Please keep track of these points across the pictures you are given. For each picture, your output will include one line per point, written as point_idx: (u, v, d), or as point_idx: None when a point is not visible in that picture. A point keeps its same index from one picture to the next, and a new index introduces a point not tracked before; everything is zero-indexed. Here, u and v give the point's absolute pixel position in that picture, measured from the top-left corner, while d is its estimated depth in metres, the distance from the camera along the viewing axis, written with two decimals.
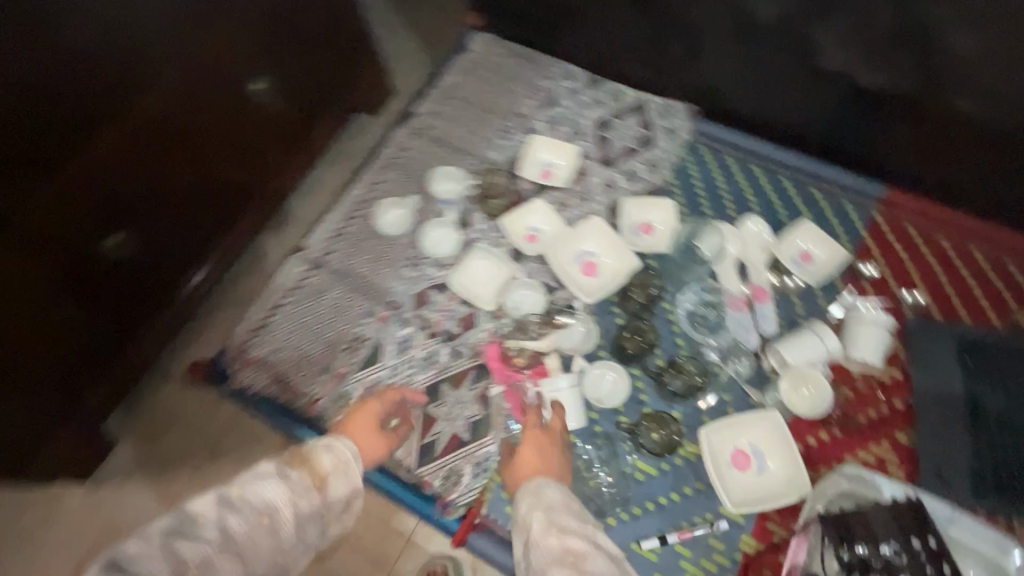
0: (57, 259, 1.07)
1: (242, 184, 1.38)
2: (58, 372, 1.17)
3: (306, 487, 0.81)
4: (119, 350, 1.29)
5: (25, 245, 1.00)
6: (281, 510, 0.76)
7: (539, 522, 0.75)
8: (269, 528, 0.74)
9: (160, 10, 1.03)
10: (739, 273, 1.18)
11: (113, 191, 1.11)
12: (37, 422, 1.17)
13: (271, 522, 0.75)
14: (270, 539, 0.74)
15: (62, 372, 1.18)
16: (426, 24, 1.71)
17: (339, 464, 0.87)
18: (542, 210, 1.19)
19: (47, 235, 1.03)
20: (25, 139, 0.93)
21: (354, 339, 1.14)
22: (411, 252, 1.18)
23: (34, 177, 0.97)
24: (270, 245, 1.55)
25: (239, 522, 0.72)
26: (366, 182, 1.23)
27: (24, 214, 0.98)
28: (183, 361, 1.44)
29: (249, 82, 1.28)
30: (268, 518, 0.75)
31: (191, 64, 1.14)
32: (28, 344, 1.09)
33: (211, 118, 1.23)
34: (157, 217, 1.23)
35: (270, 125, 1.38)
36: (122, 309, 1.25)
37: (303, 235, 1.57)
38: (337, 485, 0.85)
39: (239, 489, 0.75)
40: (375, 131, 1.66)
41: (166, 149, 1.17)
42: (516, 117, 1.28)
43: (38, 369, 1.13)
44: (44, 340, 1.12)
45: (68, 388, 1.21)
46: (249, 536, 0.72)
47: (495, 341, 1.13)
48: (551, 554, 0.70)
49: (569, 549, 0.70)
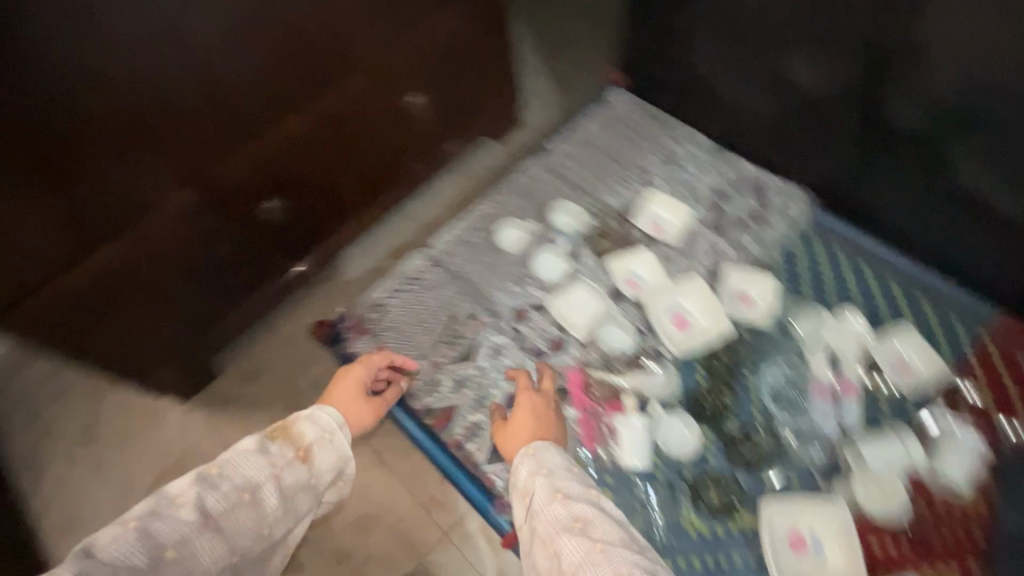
0: (227, 209, 1.27)
1: (381, 178, 1.57)
2: (198, 304, 1.37)
3: (287, 456, 0.93)
4: (245, 297, 1.48)
5: (210, 193, 1.21)
6: (259, 480, 0.89)
7: (544, 490, 0.93)
8: (252, 498, 0.88)
9: (361, 27, 1.23)
10: (829, 362, 1.19)
11: (283, 164, 1.31)
12: (171, 341, 1.36)
13: (254, 493, 0.88)
14: (251, 510, 0.87)
15: (200, 304, 1.37)
16: (564, 70, 1.87)
17: (320, 430, 0.99)
18: (646, 259, 1.26)
19: (226, 189, 1.24)
20: (236, 110, 1.14)
21: (453, 335, 1.26)
22: (517, 270, 1.29)
23: (233, 141, 1.17)
24: (385, 236, 1.72)
25: (216, 500, 0.85)
26: (492, 200, 1.36)
27: (217, 169, 1.19)
28: (291, 319, 1.62)
29: (409, 95, 1.47)
30: (249, 492, 0.88)
31: (370, 73, 1.33)
32: (185, 274, 1.29)
33: (372, 119, 1.42)
34: (308, 194, 1.42)
35: (414, 134, 1.56)
36: (258, 263, 1.44)
37: (414, 233, 1.73)
38: (322, 454, 0.97)
39: (215, 467, 0.88)
40: (497, 155, 1.82)
41: (331, 136, 1.36)
42: (638, 170, 1.37)
43: (186, 297, 1.33)
44: (197, 275, 1.32)
45: (200, 319, 1.40)
46: (230, 509, 0.85)
47: (579, 368, 1.21)
48: (562, 522, 0.88)
49: (576, 517, 0.88)
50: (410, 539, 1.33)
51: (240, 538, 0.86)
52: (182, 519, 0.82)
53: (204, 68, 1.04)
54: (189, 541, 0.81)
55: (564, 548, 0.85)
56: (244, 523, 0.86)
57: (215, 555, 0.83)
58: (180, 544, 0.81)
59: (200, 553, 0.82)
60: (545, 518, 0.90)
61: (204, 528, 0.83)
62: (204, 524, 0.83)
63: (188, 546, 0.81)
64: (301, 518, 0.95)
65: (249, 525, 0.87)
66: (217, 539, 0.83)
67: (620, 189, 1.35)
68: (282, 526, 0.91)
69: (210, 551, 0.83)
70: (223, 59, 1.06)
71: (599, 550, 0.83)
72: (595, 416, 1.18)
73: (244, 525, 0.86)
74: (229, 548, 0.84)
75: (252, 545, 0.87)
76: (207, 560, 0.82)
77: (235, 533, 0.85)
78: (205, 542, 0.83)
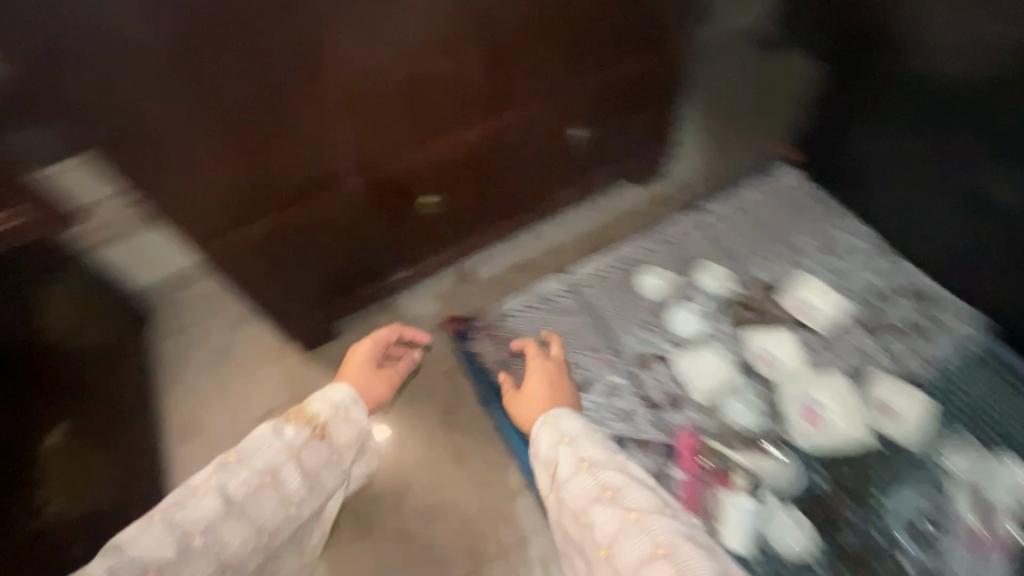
0: (392, 196, 1.40)
1: (529, 199, 1.67)
2: (341, 272, 1.51)
3: (303, 437, 1.06)
4: (379, 276, 1.60)
5: (384, 180, 1.34)
6: (278, 464, 1.01)
7: (569, 459, 1.02)
8: (273, 481, 1.00)
9: (555, 62, 1.33)
10: (978, 508, 1.08)
11: (451, 168, 1.42)
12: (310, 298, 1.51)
13: (275, 476, 1.00)
14: (271, 492, 0.99)
15: (343, 272, 1.51)
16: (721, 134, 1.89)
17: (332, 407, 1.15)
18: (788, 341, 1.24)
19: (399, 179, 1.37)
20: (432, 114, 1.26)
21: (571, 363, 1.28)
22: (648, 316, 1.30)
23: (420, 140, 1.30)
24: (512, 251, 1.80)
25: (238, 488, 0.96)
26: (635, 245, 1.39)
27: (398, 160, 1.32)
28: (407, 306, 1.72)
29: (575, 129, 1.55)
30: (270, 476, 1.00)
31: (549, 103, 1.43)
32: (341, 244, 1.43)
33: (536, 144, 1.51)
34: (461, 198, 1.53)
35: (567, 164, 1.63)
36: (400, 249, 1.56)
37: (538, 255, 1.79)
38: (338, 426, 1.13)
39: (234, 454, 0.99)
40: (634, 201, 1.85)
41: (500, 152, 1.47)
42: (794, 249, 1.33)
43: (335, 263, 1.47)
44: (349, 247, 1.46)
45: (339, 285, 1.54)
46: (253, 495, 0.97)
47: (692, 434, 1.19)
48: (590, 492, 0.96)
49: (603, 485, 0.96)
50: (472, 543, 1.38)
51: (263, 516, 0.98)
52: (206, 509, 0.92)
53: (401, 81, 1.15)
54: (214, 527, 0.92)
55: (598, 517, 0.94)
56: (266, 503, 0.98)
57: (241, 536, 0.94)
58: (207, 531, 0.91)
59: (225, 537, 0.92)
60: (571, 487, 0.99)
61: (228, 516, 0.93)
62: (225, 513, 0.93)
63: (214, 531, 0.91)
64: (319, 493, 1.08)
65: (271, 505, 0.99)
66: (242, 523, 0.95)
67: (770, 262, 1.33)
68: (302, 499, 1.04)
69: (236, 533, 0.94)
70: (421, 76, 1.18)
71: (631, 521, 0.91)
72: (701, 487, 1.14)
73: (266, 506, 0.98)
74: (255, 527, 0.96)
75: (274, 522, 1.00)
76: (233, 541, 0.93)
77: (259, 513, 0.97)
78: (230, 526, 0.93)
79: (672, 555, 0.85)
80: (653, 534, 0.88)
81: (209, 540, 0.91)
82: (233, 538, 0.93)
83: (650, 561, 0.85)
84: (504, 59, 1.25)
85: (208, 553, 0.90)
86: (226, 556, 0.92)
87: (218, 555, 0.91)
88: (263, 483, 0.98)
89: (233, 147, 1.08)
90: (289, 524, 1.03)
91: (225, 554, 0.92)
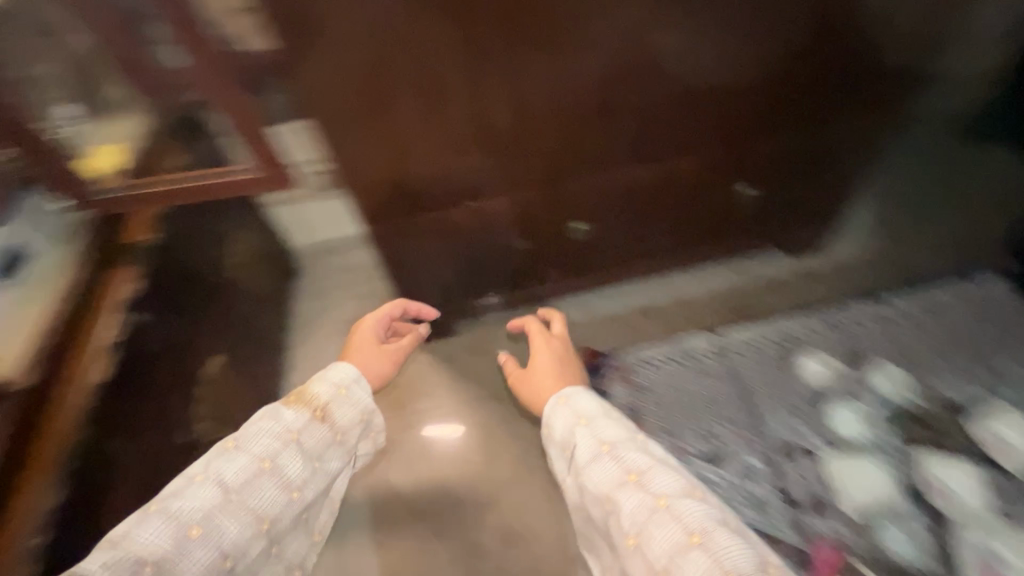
0: (548, 214, 1.42)
1: (679, 232, 1.57)
2: (471, 273, 1.53)
3: (303, 421, 1.07)
4: (502, 287, 1.60)
5: (546, 196, 1.37)
6: (276, 449, 1.01)
7: (586, 438, 1.12)
8: (273, 466, 1.00)
9: (743, 113, 1.31)
10: None
11: (610, 199, 1.42)
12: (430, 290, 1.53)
13: (273, 460, 1.00)
14: (270, 477, 0.99)
15: (473, 274, 1.53)
16: (897, 218, 1.70)
17: (333, 386, 1.17)
18: (967, 479, 1.31)
19: (559, 200, 1.39)
20: (610, 142, 1.29)
21: (710, 431, 1.43)
22: (807, 408, 1.44)
23: (591, 165, 1.32)
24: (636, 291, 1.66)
25: (233, 478, 0.95)
26: (799, 327, 1.58)
27: (565, 181, 1.34)
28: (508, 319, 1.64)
29: (744, 185, 1.49)
30: (269, 461, 1.00)
31: (726, 154, 1.39)
32: (483, 247, 1.46)
33: (700, 192, 1.47)
34: (610, 231, 1.51)
35: (725, 219, 1.57)
36: (534, 267, 1.56)
37: (661, 302, 1.66)
38: (339, 408, 1.15)
39: (233, 440, 0.99)
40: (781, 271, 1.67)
41: (656, 173, 1.39)
42: (988, 377, 1.47)
43: (469, 263, 1.50)
44: (489, 252, 1.48)
45: (461, 285, 1.55)
46: (250, 483, 0.96)
47: (834, 548, 1.27)
48: (616, 478, 1.04)
49: (627, 469, 1.04)
50: (533, 565, 1.36)
51: (262, 503, 0.97)
52: (205, 500, 0.91)
53: (564, 88, 1.15)
54: (212, 518, 0.90)
55: (623, 503, 1.01)
56: (265, 489, 0.98)
57: (239, 525, 0.93)
58: (204, 522, 0.89)
59: (223, 526, 0.91)
60: (592, 470, 1.08)
61: (223, 507, 0.92)
62: (219, 506, 0.92)
63: (214, 518, 0.91)
64: (322, 476, 1.10)
65: (270, 490, 0.98)
66: (239, 511, 0.94)
67: (957, 383, 1.46)
68: (302, 483, 1.05)
69: (234, 522, 0.93)
70: (585, 86, 1.15)
71: (659, 507, 0.97)
72: None
73: (265, 492, 0.98)
74: (254, 516, 0.96)
75: (277, 505, 1.00)
76: (231, 528, 0.92)
77: (257, 500, 0.96)
78: (228, 513, 0.92)
79: (705, 543, 0.90)
80: (683, 519, 0.94)
81: (207, 532, 0.89)
82: (231, 527, 0.92)
83: (685, 551, 0.90)
84: (695, 101, 1.25)
85: (206, 544, 0.88)
86: (226, 547, 0.91)
87: (217, 549, 0.89)
88: (262, 468, 0.98)
89: (397, 129, 1.13)
90: (289, 510, 1.03)
91: (226, 544, 0.91)
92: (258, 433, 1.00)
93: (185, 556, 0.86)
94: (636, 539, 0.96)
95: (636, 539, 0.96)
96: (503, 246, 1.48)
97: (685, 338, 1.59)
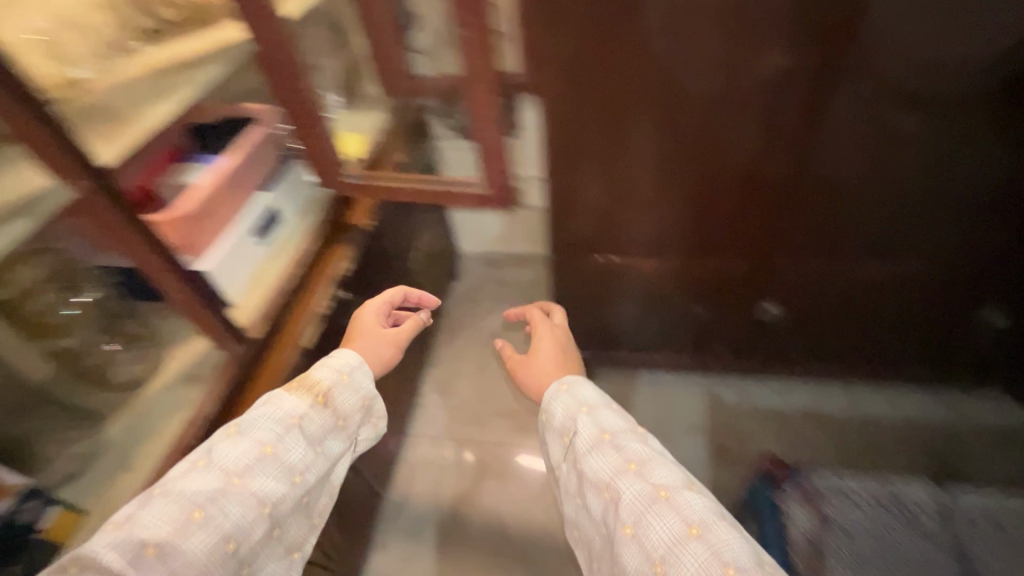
0: (735, 286, 1.27)
1: (884, 345, 1.35)
2: (633, 325, 1.45)
3: (301, 410, 0.84)
4: (657, 348, 1.52)
5: (739, 268, 1.23)
6: (278, 438, 0.80)
7: (591, 430, 0.89)
8: (273, 455, 0.79)
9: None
10: None
11: (813, 288, 1.24)
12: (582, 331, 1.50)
13: (274, 447, 0.79)
14: (271, 465, 0.78)
15: (635, 327, 1.46)
16: None
17: (334, 371, 0.90)
18: None
19: (752, 274, 1.24)
20: (835, 228, 1.10)
21: None
22: None
23: (803, 247, 1.15)
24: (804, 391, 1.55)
25: (232, 467, 0.75)
26: None
27: (767, 257, 1.19)
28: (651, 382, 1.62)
29: (994, 312, 1.21)
30: (269, 449, 0.79)
31: (983, 272, 1.13)
32: (654, 301, 1.36)
33: (932, 307, 1.22)
34: (800, 320, 1.33)
35: (950, 345, 1.30)
36: (699, 334, 1.43)
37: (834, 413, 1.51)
38: (343, 395, 0.89)
39: (239, 424, 0.79)
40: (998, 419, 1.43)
41: (885, 275, 1.18)
42: None
43: (635, 316, 1.42)
44: (658, 308, 1.38)
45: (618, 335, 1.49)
46: (251, 472, 0.76)
47: None
48: (618, 469, 0.83)
49: (627, 456, 0.83)
50: None
51: (262, 493, 0.76)
52: (208, 488, 0.73)
53: (799, 159, 1.00)
54: (214, 505, 0.72)
55: (621, 492, 0.80)
56: (268, 478, 0.77)
57: (236, 517, 0.73)
58: (209, 507, 0.72)
59: (223, 518, 0.72)
60: (595, 461, 0.85)
61: (226, 495, 0.73)
62: (224, 492, 0.73)
63: (220, 501, 0.72)
64: (317, 469, 0.83)
65: (269, 477, 0.77)
66: (240, 503, 0.74)
67: None
68: (305, 487, 0.82)
69: (234, 511, 0.73)
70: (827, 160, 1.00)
71: (662, 500, 0.77)
72: None
73: (264, 481, 0.76)
74: (252, 503, 0.75)
75: (278, 491, 0.78)
76: (229, 519, 0.72)
77: (256, 491, 0.75)
78: (233, 502, 0.73)
79: (707, 537, 0.73)
80: (681, 507, 0.76)
81: (207, 522, 0.70)
82: (229, 518, 0.72)
83: (682, 544, 0.73)
84: (963, 205, 1.02)
85: (212, 532, 0.70)
86: (228, 535, 0.71)
87: (221, 533, 0.71)
88: (265, 453, 0.78)
89: (604, 165, 1.08)
90: (295, 511, 0.81)
91: (230, 532, 0.72)
92: (272, 411, 0.81)
93: (188, 541, 0.69)
94: (635, 531, 0.76)
95: (636, 530, 0.76)
96: (674, 305, 1.36)
97: (903, 482, 1.20)
